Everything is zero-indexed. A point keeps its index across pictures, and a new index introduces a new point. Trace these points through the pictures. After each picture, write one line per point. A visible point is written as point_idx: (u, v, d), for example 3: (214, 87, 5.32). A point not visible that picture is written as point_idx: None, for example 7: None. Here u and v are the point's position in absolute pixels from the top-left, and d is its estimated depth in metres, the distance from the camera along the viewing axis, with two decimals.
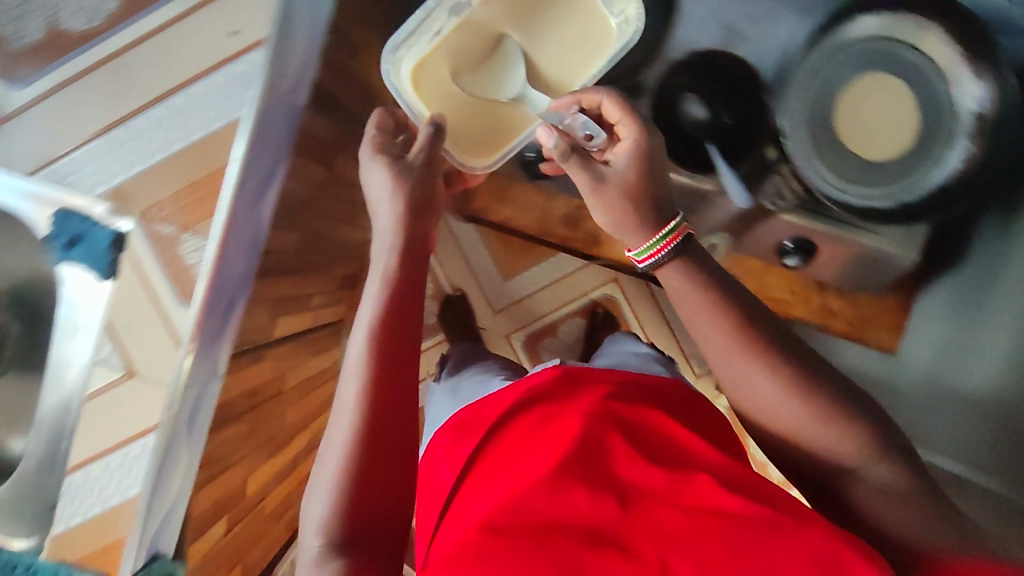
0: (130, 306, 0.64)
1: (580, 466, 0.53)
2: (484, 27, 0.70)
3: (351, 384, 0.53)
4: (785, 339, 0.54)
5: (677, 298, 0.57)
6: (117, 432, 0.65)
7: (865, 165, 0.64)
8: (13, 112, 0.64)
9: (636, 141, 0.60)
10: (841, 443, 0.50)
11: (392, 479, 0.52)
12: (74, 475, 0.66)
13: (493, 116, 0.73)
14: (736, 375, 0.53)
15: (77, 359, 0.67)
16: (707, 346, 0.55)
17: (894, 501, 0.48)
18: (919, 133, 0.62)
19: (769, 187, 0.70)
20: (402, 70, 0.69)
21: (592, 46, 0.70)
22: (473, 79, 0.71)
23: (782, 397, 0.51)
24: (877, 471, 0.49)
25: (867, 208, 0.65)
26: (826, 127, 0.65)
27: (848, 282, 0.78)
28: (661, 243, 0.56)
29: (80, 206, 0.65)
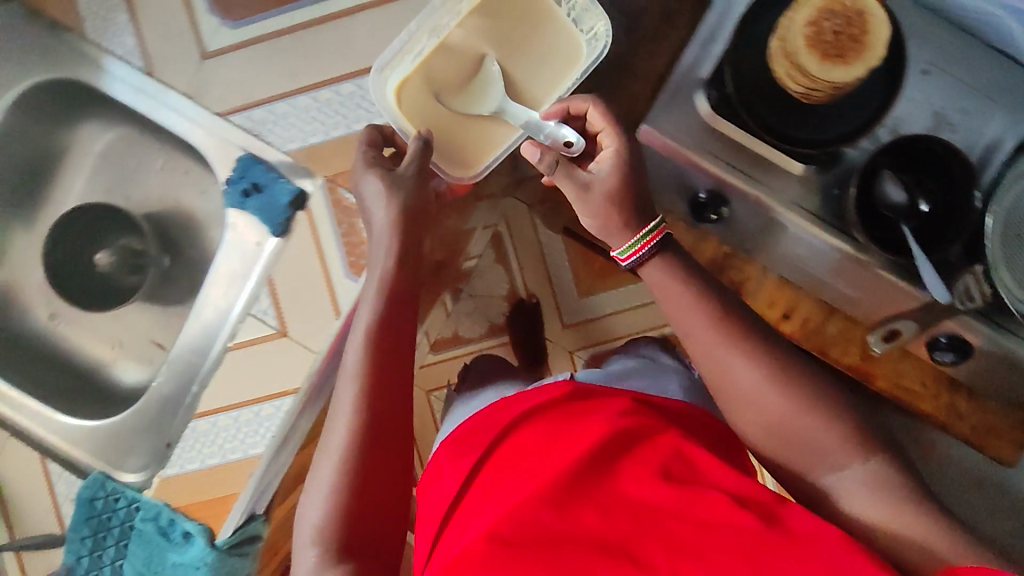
0: (297, 267, 0.63)
1: (593, 468, 0.44)
2: (463, 50, 0.58)
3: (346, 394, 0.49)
4: (759, 337, 0.49)
5: (660, 295, 0.52)
6: (256, 388, 0.64)
7: None
8: (219, 51, 0.63)
9: (618, 151, 0.52)
10: (802, 425, 0.46)
11: (386, 480, 0.48)
12: (200, 422, 0.65)
13: (469, 133, 0.60)
14: (714, 367, 0.49)
15: (230, 308, 0.66)
16: (686, 333, 0.50)
17: (881, 492, 0.43)
18: None
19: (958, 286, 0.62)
20: (387, 88, 0.58)
21: (555, 59, 0.59)
22: (460, 97, 0.59)
23: (768, 390, 0.47)
24: (866, 470, 0.44)
25: None
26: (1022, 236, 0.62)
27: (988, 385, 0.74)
28: (640, 243, 0.51)
29: (269, 158, 0.64)
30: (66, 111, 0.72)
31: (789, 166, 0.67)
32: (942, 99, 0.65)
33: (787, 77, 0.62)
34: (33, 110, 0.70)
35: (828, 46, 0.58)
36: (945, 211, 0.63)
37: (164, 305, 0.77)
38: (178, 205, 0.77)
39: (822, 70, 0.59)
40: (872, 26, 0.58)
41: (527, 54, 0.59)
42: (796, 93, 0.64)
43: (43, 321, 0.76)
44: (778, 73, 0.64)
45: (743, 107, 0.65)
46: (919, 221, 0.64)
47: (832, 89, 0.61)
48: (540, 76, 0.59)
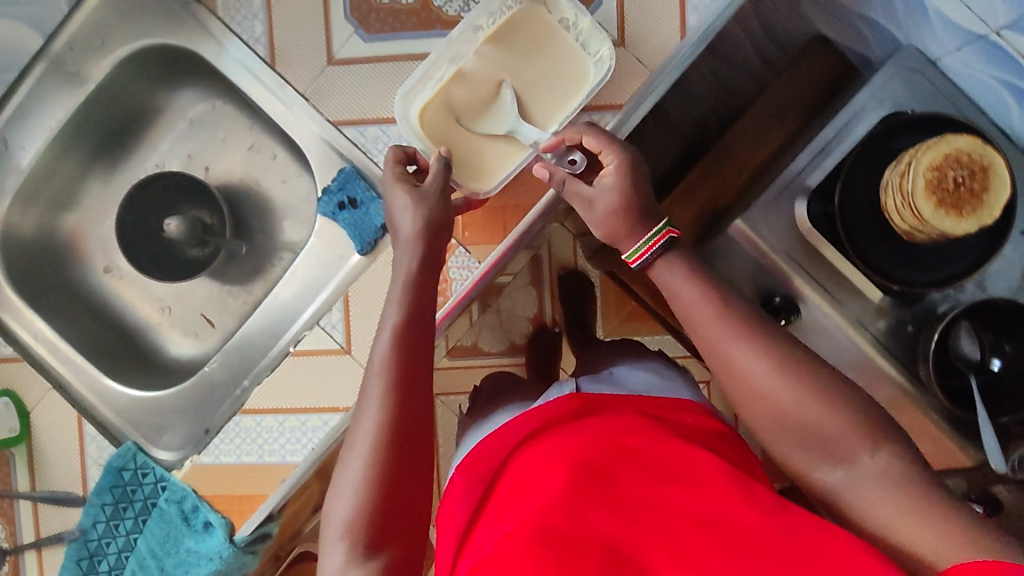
0: (375, 288, 0.63)
1: (601, 467, 0.43)
2: (481, 79, 0.60)
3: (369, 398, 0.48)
4: (770, 332, 0.48)
5: (673, 296, 0.52)
6: (308, 398, 0.63)
7: None
8: (344, 59, 0.63)
9: (620, 164, 0.53)
10: (808, 415, 0.45)
11: (414, 481, 0.46)
12: (244, 418, 0.64)
13: (485, 149, 0.61)
14: (721, 354, 0.48)
15: (300, 312, 0.66)
16: (698, 320, 0.50)
17: (893, 488, 0.41)
18: None
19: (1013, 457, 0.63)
20: (410, 112, 0.61)
21: (565, 78, 0.60)
22: (476, 119, 0.61)
23: (776, 380, 0.46)
24: (874, 463, 0.43)
25: None
26: None
27: None
28: (650, 242, 0.52)
29: (371, 177, 0.64)
30: (168, 73, 0.71)
31: (868, 290, 0.67)
32: None
33: (895, 211, 0.62)
34: (138, 66, 0.68)
35: (948, 196, 0.58)
36: (1015, 375, 0.64)
37: (222, 282, 0.76)
38: (255, 186, 0.75)
39: (934, 215, 0.58)
40: (993, 186, 0.59)
41: (544, 81, 0.61)
42: (898, 228, 0.64)
43: (99, 272, 0.75)
44: (885, 203, 0.64)
45: (843, 227, 0.66)
46: (986, 379, 0.65)
47: (936, 235, 0.61)
48: (553, 101, 0.61)
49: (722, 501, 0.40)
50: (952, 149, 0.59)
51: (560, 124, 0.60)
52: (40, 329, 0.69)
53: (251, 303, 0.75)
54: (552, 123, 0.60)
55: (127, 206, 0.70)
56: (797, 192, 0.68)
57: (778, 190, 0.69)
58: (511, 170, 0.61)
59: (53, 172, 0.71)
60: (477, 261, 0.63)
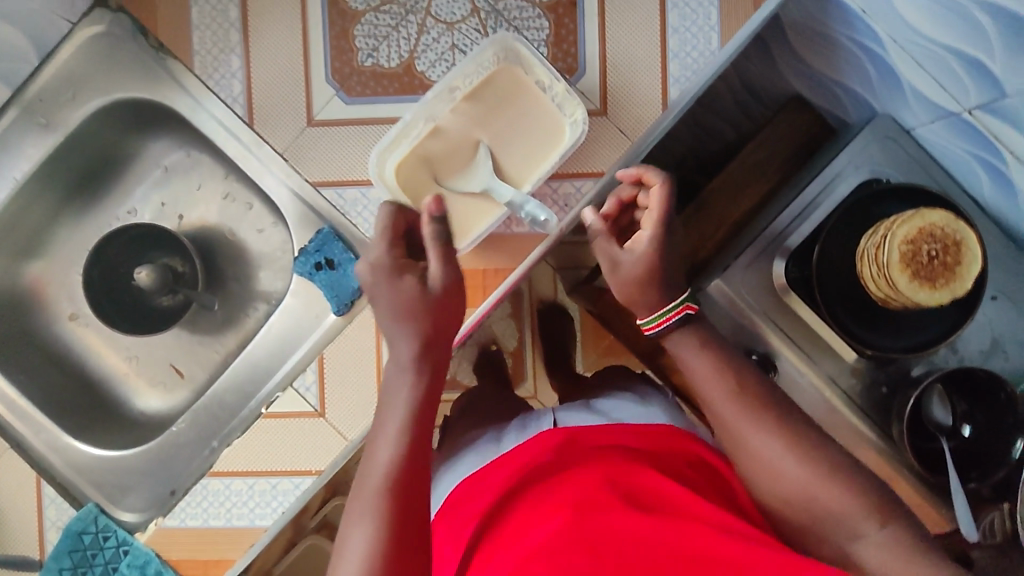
0: (350, 351, 0.62)
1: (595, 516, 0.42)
2: (456, 138, 0.60)
3: (366, 495, 0.41)
4: (781, 409, 0.47)
5: (689, 369, 0.50)
6: (279, 461, 0.62)
7: None
8: (326, 118, 0.64)
9: (654, 236, 0.51)
10: (822, 493, 0.44)
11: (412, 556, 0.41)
12: (213, 481, 0.62)
13: (459, 207, 0.61)
14: (732, 431, 0.47)
15: (275, 369, 0.66)
16: (710, 392, 0.49)
17: (896, 561, 0.41)
18: None
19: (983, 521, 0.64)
20: (385, 170, 0.60)
21: (541, 138, 0.60)
22: (451, 176, 0.61)
23: (787, 462, 0.45)
24: (883, 535, 0.42)
25: None
26: None
27: None
28: (673, 313, 0.50)
29: (349, 236, 0.64)
30: (143, 121, 0.69)
31: (843, 351, 0.69)
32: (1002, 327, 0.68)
33: (872, 281, 0.62)
34: (112, 115, 0.67)
35: (923, 269, 0.59)
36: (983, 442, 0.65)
37: (194, 331, 0.74)
38: (230, 234, 0.74)
39: (908, 288, 0.59)
40: (966, 258, 0.59)
41: (518, 138, 0.60)
42: (874, 295, 0.64)
43: (64, 320, 0.73)
44: (860, 271, 0.64)
45: (820, 294, 0.66)
46: (956, 444, 0.66)
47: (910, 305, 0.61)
48: (527, 158, 0.60)
49: (702, 536, 0.40)
50: (926, 224, 0.59)
51: (535, 183, 0.60)
52: (0, 387, 0.67)
53: (224, 354, 0.73)
54: (526, 182, 0.60)
55: (94, 258, 0.68)
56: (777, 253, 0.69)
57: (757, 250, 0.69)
58: (484, 229, 0.61)
59: (20, 219, 0.69)
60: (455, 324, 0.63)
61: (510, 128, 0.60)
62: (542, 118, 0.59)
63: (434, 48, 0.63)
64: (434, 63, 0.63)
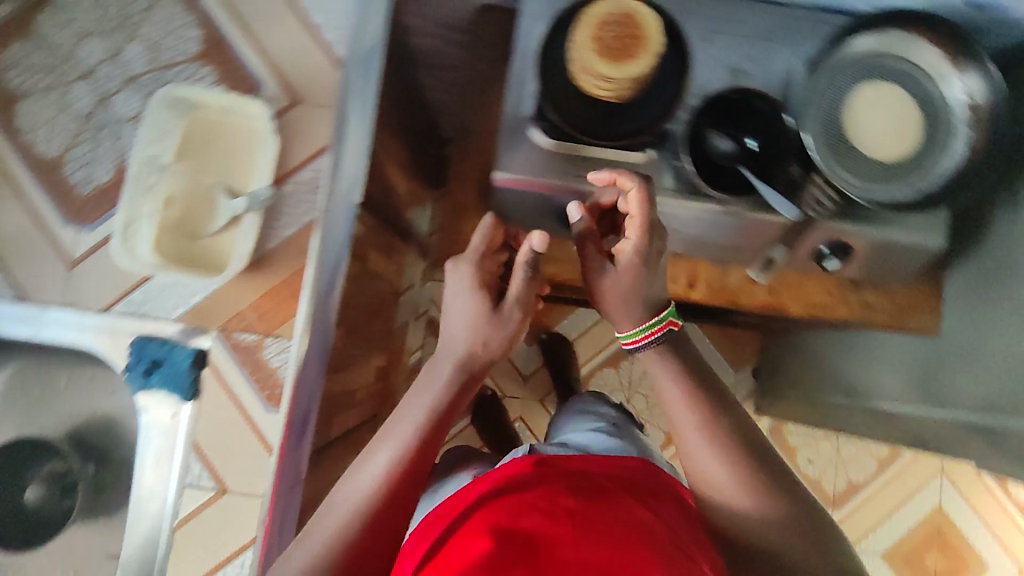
0: None
1: (551, 529, 0.53)
2: (187, 192, 0.94)
3: (366, 474, 0.60)
4: (718, 398, 0.66)
5: (658, 380, 0.68)
6: None
7: (886, 166, 0.70)
8: (80, 254, 1.03)
9: (636, 244, 0.67)
10: (711, 445, 0.63)
11: (379, 548, 0.58)
12: None
13: (203, 247, 0.94)
14: (670, 406, 0.66)
15: None
16: (664, 380, 0.67)
17: (792, 530, 0.60)
18: (923, 135, 0.71)
19: (809, 198, 0.70)
20: (138, 254, 0.90)
21: (244, 148, 0.97)
22: (196, 226, 0.94)
23: (704, 423, 0.64)
24: (774, 519, 0.60)
25: (896, 199, 0.69)
26: (845, 143, 0.70)
27: (879, 275, 0.81)
28: (653, 330, 0.68)
29: None
30: None
31: (632, 157, 0.74)
32: (729, 57, 0.76)
33: (596, 89, 0.70)
34: None
35: (614, 50, 0.67)
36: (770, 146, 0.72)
37: None
38: None
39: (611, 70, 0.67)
40: (645, 22, 0.67)
41: (222, 161, 0.96)
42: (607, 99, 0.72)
43: None
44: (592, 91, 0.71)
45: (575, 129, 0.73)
46: (743, 156, 0.72)
47: (634, 83, 0.68)
48: (247, 165, 0.97)
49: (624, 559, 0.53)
50: (597, 19, 0.68)
51: (258, 177, 0.96)
52: None
53: None
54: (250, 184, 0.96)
55: None
56: (524, 122, 0.75)
57: (511, 130, 0.76)
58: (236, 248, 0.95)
59: None
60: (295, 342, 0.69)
61: (216, 160, 0.96)
62: (241, 130, 0.97)
63: (106, 143, 1.04)
64: (88, 155, 1.04)
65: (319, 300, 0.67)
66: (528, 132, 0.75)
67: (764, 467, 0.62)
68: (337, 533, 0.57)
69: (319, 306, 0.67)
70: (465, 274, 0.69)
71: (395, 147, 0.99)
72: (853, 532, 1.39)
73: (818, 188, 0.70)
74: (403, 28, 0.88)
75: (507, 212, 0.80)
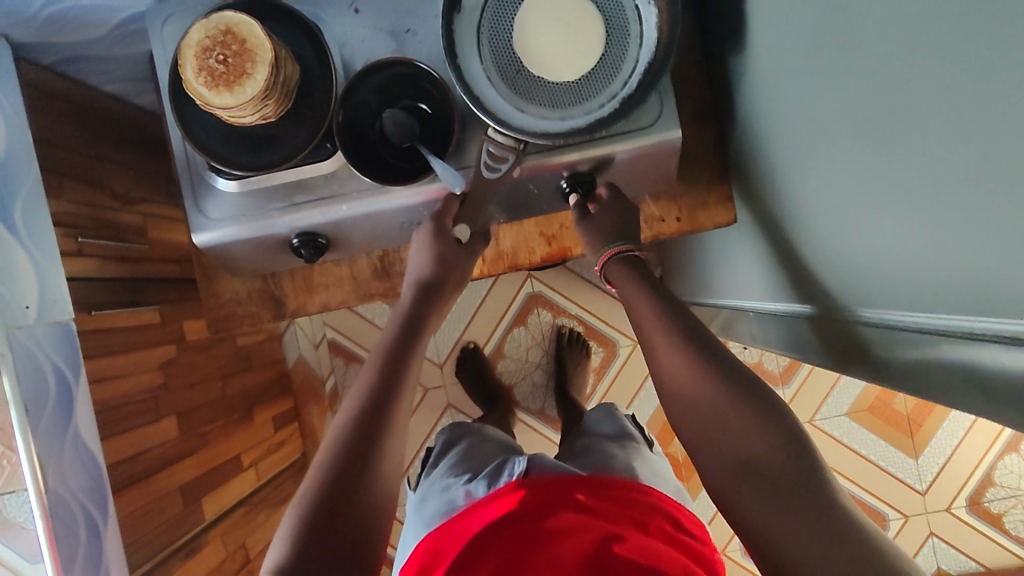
0: None
1: (570, 536, 0.57)
2: None
3: (347, 414, 0.61)
4: (703, 348, 0.61)
5: (626, 295, 0.68)
6: None
7: (575, 84, 0.60)
8: None
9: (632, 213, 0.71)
10: (709, 403, 0.57)
11: (363, 510, 0.55)
12: None
13: None
14: (664, 366, 0.61)
15: None
16: (651, 332, 0.64)
17: (779, 475, 0.51)
18: (605, 32, 0.59)
19: (484, 152, 0.63)
20: None
21: None
22: None
23: (694, 383, 0.59)
24: (766, 464, 0.52)
25: (597, 119, 0.59)
26: (520, 70, 0.60)
27: (643, 185, 0.78)
28: (610, 248, 0.70)
29: None
30: None
31: (320, 167, 0.66)
32: (384, 19, 0.66)
33: (234, 119, 0.60)
34: None
35: (224, 78, 0.56)
36: (440, 104, 0.66)
37: None
38: None
39: (201, 89, 0.56)
40: (244, 33, 0.56)
41: None
42: (258, 122, 0.62)
43: None
44: (229, 119, 0.60)
45: (236, 165, 0.64)
46: (419, 124, 0.67)
47: (235, 89, 0.56)
48: None
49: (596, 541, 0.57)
50: (194, 48, 0.57)
51: None
52: None
53: None
54: None
55: None
56: (204, 171, 0.67)
57: (193, 188, 0.68)
58: None
59: None
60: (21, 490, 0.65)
61: None
62: None
63: None
64: None
65: (50, 442, 0.67)
66: (214, 182, 0.67)
67: (743, 395, 0.56)
68: (335, 456, 0.56)
69: (54, 449, 0.67)
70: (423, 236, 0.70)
71: (157, 214, 0.96)
72: (810, 403, 1.34)
73: (496, 146, 0.62)
74: (91, 104, 0.81)
75: (248, 268, 0.79)
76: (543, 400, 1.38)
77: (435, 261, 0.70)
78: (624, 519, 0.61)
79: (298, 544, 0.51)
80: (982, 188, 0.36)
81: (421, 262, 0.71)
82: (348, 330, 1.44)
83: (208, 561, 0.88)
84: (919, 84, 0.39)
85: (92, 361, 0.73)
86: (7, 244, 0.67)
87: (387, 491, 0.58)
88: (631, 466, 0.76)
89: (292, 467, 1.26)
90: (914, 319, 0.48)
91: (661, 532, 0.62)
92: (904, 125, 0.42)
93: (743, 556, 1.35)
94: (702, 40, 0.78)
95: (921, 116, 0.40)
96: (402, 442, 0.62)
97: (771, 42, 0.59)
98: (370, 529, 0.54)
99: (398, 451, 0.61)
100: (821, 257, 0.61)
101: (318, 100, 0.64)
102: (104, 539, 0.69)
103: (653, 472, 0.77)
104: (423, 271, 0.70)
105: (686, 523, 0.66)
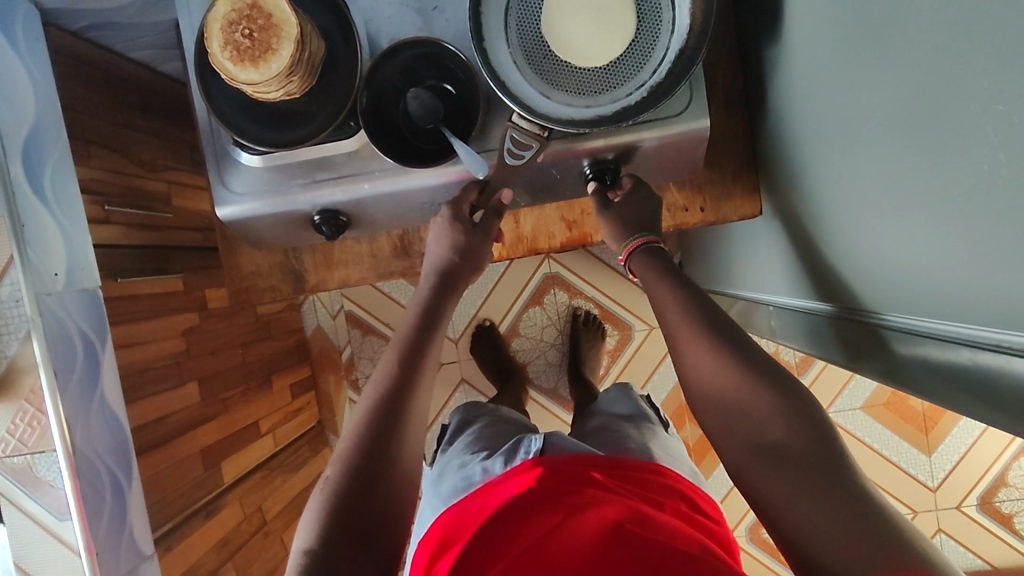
0: (26, 541, 0.69)
1: (585, 510, 0.58)
2: None
3: (369, 400, 0.62)
4: (724, 339, 0.60)
5: (648, 287, 0.67)
6: None
7: (604, 70, 0.58)
8: None
9: (651, 212, 0.71)
10: (730, 394, 0.57)
11: (384, 486, 0.56)
12: None
13: None
14: (686, 356, 0.61)
15: None
16: (673, 323, 0.63)
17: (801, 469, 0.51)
18: (637, 17, 0.57)
19: (506, 140, 0.62)
20: None
21: None
22: None
23: (715, 373, 0.58)
24: (790, 455, 0.52)
25: (624, 108, 0.59)
26: (547, 55, 0.58)
27: (668, 173, 0.77)
28: (633, 242, 0.69)
29: None
30: None
31: (344, 146, 0.66)
32: None
33: (259, 95, 0.59)
34: None
35: (249, 53, 0.55)
36: (465, 86, 0.66)
37: None
38: None
39: (228, 64, 0.55)
40: (270, 7, 0.55)
41: None
42: (282, 99, 0.61)
43: None
44: (253, 94, 0.60)
45: (261, 142, 0.63)
46: (443, 105, 0.66)
47: (260, 63, 0.55)
48: None
49: (612, 513, 0.57)
50: (220, 21, 0.55)
51: None
52: None
53: None
54: None
55: None
56: (228, 145, 0.67)
57: (220, 164, 0.68)
58: None
59: None
60: (50, 451, 0.68)
61: None
62: None
63: None
64: None
65: (78, 402, 0.68)
66: (237, 157, 0.67)
67: (767, 386, 0.56)
68: (358, 445, 0.58)
69: (82, 410, 0.69)
70: (442, 219, 0.71)
71: (187, 184, 0.97)
72: (824, 395, 1.33)
73: (520, 132, 0.61)
74: (119, 71, 0.81)
75: (271, 243, 0.81)
76: (556, 379, 1.39)
77: (452, 251, 0.70)
78: (638, 496, 0.62)
79: (324, 527, 0.53)
80: (1011, 206, 0.35)
81: (438, 242, 0.71)
82: (366, 302, 1.43)
83: (228, 522, 0.91)
84: (955, 98, 0.38)
85: (117, 327, 0.74)
86: (35, 209, 0.68)
87: (409, 477, 0.59)
88: (645, 444, 0.75)
89: (308, 435, 1.29)
90: (940, 325, 0.46)
91: (676, 510, 0.63)
92: (936, 138, 0.41)
93: (748, 542, 1.37)
94: (738, 24, 0.75)
95: (953, 129, 0.39)
96: (422, 430, 0.63)
97: (807, 35, 0.57)
98: (395, 514, 0.56)
99: (417, 441, 0.62)
100: (843, 257, 0.59)
101: (339, 80, 0.63)
102: (127, 500, 0.72)
103: (668, 450, 0.77)
104: (438, 261, 0.71)
105: (700, 503, 0.67)
